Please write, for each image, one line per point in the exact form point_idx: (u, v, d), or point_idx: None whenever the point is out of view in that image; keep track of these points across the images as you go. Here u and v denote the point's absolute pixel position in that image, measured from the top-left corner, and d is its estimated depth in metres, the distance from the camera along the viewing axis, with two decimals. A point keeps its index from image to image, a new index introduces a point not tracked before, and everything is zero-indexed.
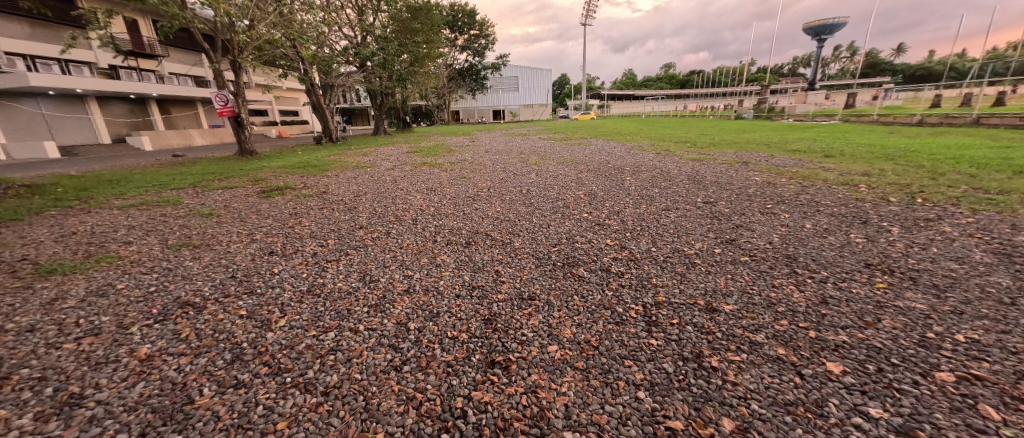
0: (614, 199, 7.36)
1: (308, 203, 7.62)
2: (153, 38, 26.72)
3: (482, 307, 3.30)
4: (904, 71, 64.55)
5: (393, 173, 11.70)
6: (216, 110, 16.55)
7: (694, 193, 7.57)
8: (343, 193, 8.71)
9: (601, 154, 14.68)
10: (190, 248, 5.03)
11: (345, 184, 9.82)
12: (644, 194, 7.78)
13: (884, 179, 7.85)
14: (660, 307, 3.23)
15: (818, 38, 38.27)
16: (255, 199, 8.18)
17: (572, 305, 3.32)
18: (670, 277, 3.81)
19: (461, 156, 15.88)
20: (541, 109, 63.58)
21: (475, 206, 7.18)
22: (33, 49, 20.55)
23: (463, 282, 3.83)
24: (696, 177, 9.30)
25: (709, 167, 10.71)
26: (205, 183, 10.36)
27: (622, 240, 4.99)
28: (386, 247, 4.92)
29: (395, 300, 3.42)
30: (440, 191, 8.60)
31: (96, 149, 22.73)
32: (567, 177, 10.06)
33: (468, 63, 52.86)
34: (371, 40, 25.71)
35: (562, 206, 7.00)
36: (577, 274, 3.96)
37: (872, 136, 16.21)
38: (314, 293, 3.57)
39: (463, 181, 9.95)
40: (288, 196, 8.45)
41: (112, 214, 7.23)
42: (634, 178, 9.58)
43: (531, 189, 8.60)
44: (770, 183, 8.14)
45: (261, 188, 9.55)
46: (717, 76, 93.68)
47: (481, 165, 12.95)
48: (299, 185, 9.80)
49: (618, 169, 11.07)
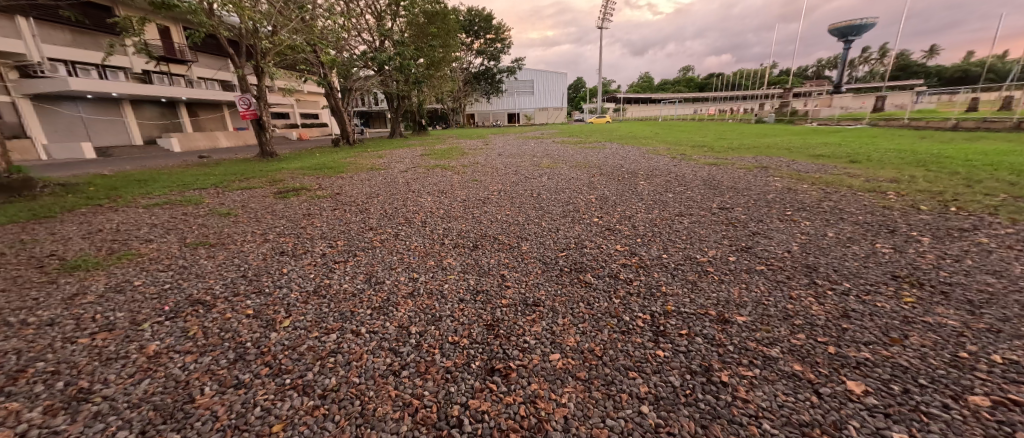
0: (625, 204, 7.23)
1: (322, 204, 7.77)
2: (183, 45, 27.91)
3: (485, 312, 3.26)
4: (938, 73, 61.74)
5: (405, 176, 11.80)
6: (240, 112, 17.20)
7: (709, 199, 7.38)
8: (357, 195, 8.84)
9: (614, 158, 14.47)
10: (206, 247, 5.16)
11: (358, 186, 10.00)
12: (657, 199, 7.61)
13: (914, 186, 7.47)
14: (668, 316, 3.12)
15: (845, 39, 36.92)
16: (272, 200, 8.38)
17: (577, 312, 3.24)
18: (680, 285, 3.68)
19: (474, 159, 15.97)
20: (556, 113, 63.29)
21: (484, 209, 7.19)
22: (74, 55, 21.74)
23: (468, 286, 3.80)
24: (711, 182, 9.08)
25: (726, 172, 10.45)
26: (225, 183, 10.70)
27: (632, 246, 4.87)
28: (393, 249, 4.94)
29: (398, 303, 3.41)
30: (450, 194, 8.62)
31: (128, 150, 23.84)
32: (579, 181, 9.96)
33: (483, 67, 53.45)
34: (389, 45, 26.26)
35: (572, 210, 6.90)
36: (584, 280, 3.87)
37: (900, 141, 15.52)
38: (320, 293, 3.60)
39: (474, 184, 9.95)
40: (303, 197, 8.65)
41: (137, 212, 7.52)
42: (647, 183, 9.40)
43: (542, 193, 8.54)
44: (790, 189, 7.86)
45: (278, 188, 9.80)
46: (737, 79, 91.58)
47: (493, 168, 12.96)
48: (314, 187, 10.01)
49: (631, 173, 10.93)
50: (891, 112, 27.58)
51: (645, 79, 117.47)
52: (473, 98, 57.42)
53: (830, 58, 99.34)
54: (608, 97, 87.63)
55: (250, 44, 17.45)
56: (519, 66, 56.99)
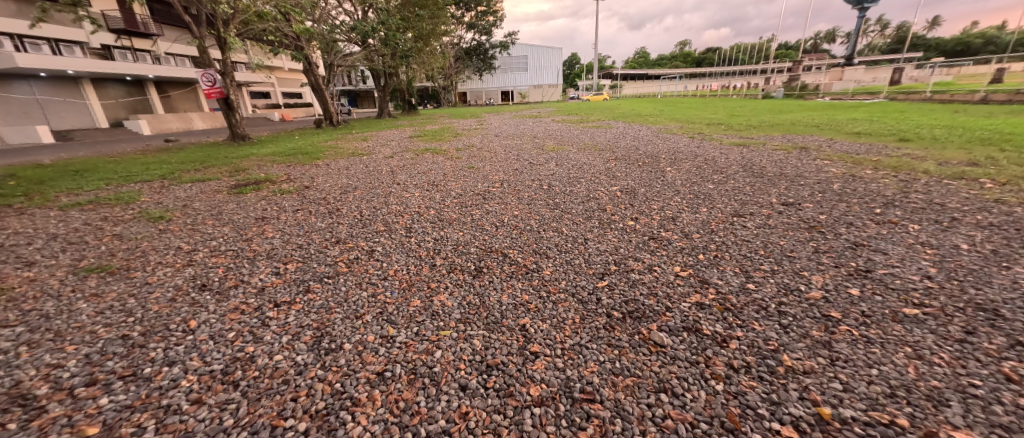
0: (660, 199, 5.85)
1: (284, 203, 6.28)
2: (146, 16, 25.43)
3: (505, 425, 1.88)
4: (938, 46, 60.51)
5: (391, 162, 10.29)
6: (205, 90, 15.27)
7: (761, 190, 6.03)
8: (330, 188, 7.34)
9: (625, 139, 13.04)
10: (100, 277, 3.64)
11: (334, 176, 8.49)
12: (696, 191, 6.21)
13: (1006, 170, 6.19)
14: (830, 433, 1.77)
15: (860, 7, 34.81)
16: (223, 197, 6.84)
17: (665, 421, 1.88)
18: (810, 352, 2.32)
19: (468, 141, 14.45)
20: (551, 90, 60.74)
21: (486, 207, 5.77)
22: (21, 27, 19.35)
23: (472, 355, 2.41)
24: (750, 168, 7.72)
25: (761, 154, 9.11)
26: (177, 174, 9.08)
27: (698, 268, 3.51)
28: (364, 277, 3.52)
29: (357, 402, 2.01)
30: (443, 187, 7.15)
31: (93, 133, 21.76)
32: (593, 168, 8.57)
33: (475, 42, 50.75)
34: (372, 15, 24.04)
35: (596, 208, 5.51)
36: (651, 340, 2.51)
37: (932, 115, 14.26)
38: (232, 378, 2.19)
39: (471, 172, 8.48)
40: (265, 192, 7.15)
41: (46, 216, 5.95)
42: (674, 169, 8.01)
43: (553, 184, 7.13)
44: (855, 177, 6.52)
45: (239, 180, 8.27)
46: (736, 53, 88.95)
47: (491, 152, 11.45)
48: (282, 178, 8.48)
49: (651, 157, 9.54)
50: (907, 85, 26.27)
51: (642, 54, 114.09)
52: (465, 75, 54.69)
53: (828, 32, 96.94)
54: (604, 72, 84.70)
55: (211, 14, 15.45)
56: (511, 40, 54.27)
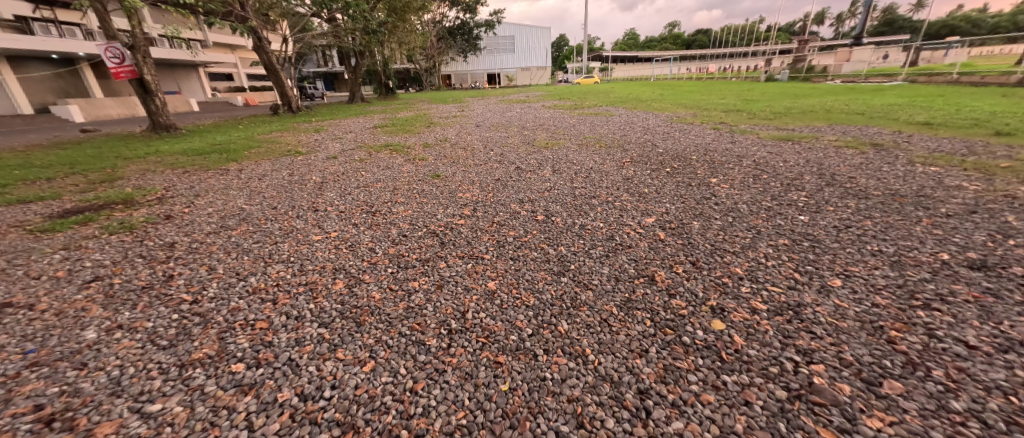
0: (740, 250, 3.44)
1: (97, 258, 3.63)
2: None
3: None
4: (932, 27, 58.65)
5: (333, 165, 7.70)
6: (110, 69, 12.23)
7: (896, 230, 3.67)
8: (207, 217, 4.71)
9: (634, 131, 10.64)
10: None
11: (233, 192, 5.84)
12: (787, 231, 3.82)
13: None
14: None
15: None
16: (13, 241, 4.13)
17: None
18: None
19: (441, 133, 11.81)
20: (539, 73, 57.36)
21: (440, 270, 3.26)
22: None
23: None
24: (833, 179, 5.39)
25: (827, 154, 6.81)
26: (7, 190, 6.27)
27: None
28: None
29: None
30: (383, 216, 4.61)
31: (8, 120, 18.04)
32: (606, 176, 6.13)
33: (458, 21, 47.26)
34: None
35: (636, 275, 3.10)
36: None
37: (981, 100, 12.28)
38: None
39: (435, 185, 5.93)
40: (94, 227, 4.46)
41: None
42: (721, 181, 5.62)
43: (555, 209, 4.65)
44: (1020, 199, 4.24)
45: (84, 201, 5.54)
46: (727, 35, 86.13)
47: (467, 150, 8.87)
48: (153, 196, 5.76)
49: (680, 159, 7.12)
50: (925, 66, 24.12)
51: (631, 36, 110.19)
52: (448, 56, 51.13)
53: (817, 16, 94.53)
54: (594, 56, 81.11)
55: None
56: (497, 19, 50.70)
